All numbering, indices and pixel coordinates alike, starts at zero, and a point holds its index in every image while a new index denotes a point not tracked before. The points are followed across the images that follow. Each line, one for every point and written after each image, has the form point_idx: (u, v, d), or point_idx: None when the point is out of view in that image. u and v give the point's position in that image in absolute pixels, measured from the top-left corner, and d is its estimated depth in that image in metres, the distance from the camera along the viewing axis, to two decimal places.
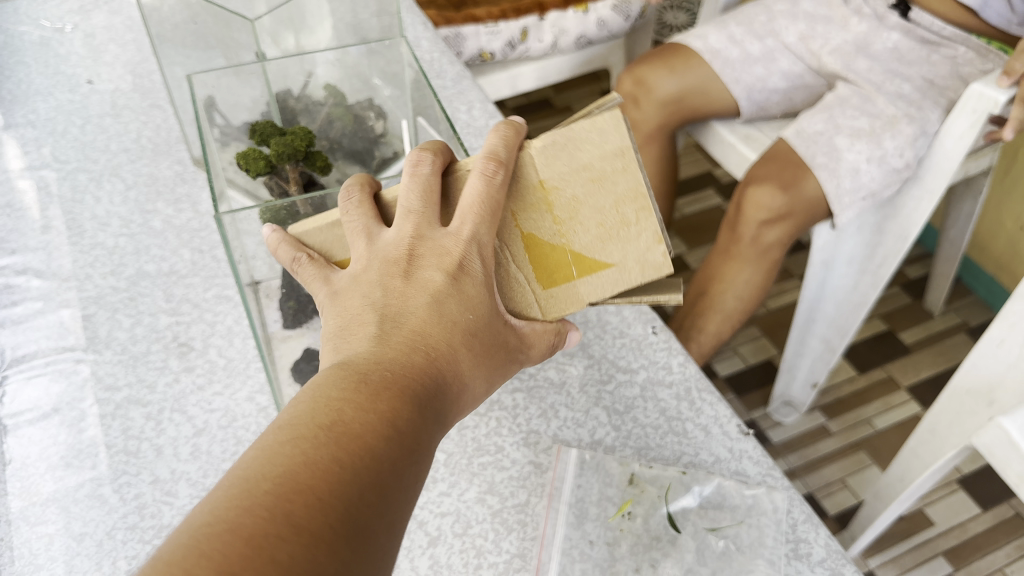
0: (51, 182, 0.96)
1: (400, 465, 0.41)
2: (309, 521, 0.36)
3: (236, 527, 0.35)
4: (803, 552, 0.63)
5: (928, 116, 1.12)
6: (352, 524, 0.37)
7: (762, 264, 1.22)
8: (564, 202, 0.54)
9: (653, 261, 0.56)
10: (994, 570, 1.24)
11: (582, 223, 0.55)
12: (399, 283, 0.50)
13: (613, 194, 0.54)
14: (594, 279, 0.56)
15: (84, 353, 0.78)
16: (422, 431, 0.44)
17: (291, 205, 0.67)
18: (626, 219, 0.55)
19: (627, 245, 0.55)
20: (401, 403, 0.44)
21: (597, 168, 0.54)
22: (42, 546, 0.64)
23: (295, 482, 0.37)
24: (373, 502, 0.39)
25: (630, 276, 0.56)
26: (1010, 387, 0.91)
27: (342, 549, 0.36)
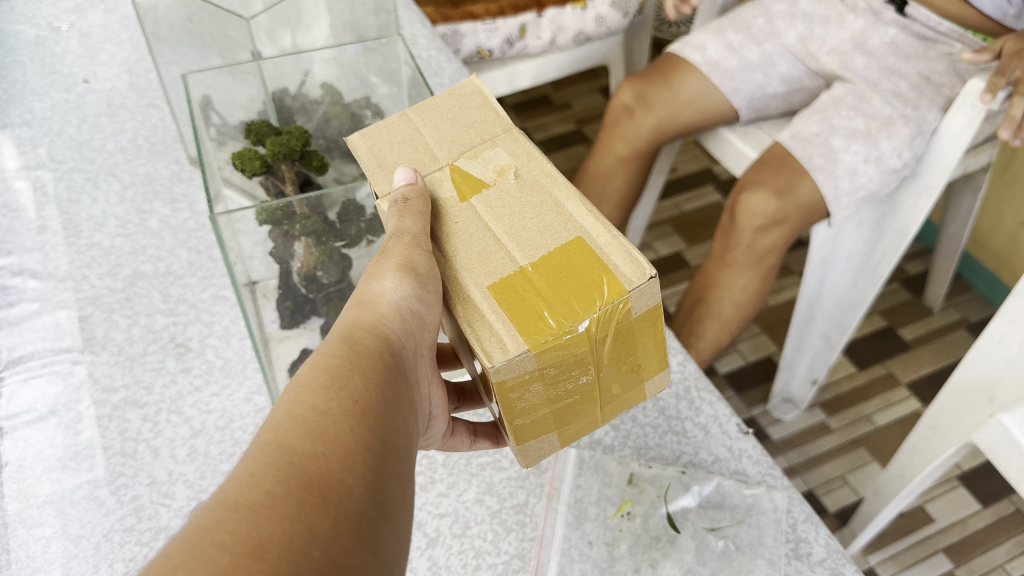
0: (47, 182, 0.95)
1: (323, 405, 0.41)
2: (242, 494, 0.35)
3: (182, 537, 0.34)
4: (803, 552, 0.63)
5: (924, 115, 1.11)
6: (288, 474, 0.36)
7: (759, 270, 1.21)
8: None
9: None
10: (994, 566, 1.24)
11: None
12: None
13: None
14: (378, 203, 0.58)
15: (81, 354, 0.78)
16: (355, 385, 0.43)
17: (287, 206, 0.68)
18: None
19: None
20: (332, 374, 0.43)
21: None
22: (39, 548, 0.64)
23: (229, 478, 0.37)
24: (311, 452, 0.38)
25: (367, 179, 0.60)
26: (1010, 383, 0.90)
27: (289, 500, 0.35)
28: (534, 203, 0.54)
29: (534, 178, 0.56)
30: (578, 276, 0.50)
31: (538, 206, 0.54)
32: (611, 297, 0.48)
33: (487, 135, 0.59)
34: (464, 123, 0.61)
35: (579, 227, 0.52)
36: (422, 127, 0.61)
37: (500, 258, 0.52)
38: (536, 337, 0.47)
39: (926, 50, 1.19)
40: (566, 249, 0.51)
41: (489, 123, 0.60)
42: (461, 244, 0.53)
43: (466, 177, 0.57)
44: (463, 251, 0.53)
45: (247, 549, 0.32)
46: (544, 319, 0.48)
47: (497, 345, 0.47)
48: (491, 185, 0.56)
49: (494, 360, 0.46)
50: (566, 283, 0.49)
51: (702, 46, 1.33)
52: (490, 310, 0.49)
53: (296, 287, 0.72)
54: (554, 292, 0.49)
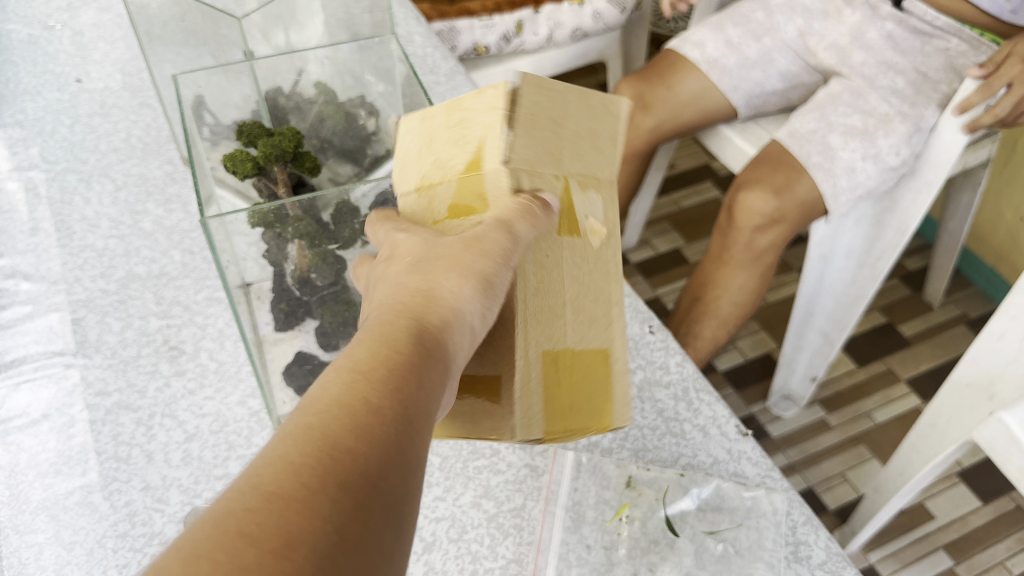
0: (40, 183, 0.95)
1: (374, 401, 0.39)
2: (280, 484, 0.34)
3: (211, 516, 0.33)
4: (802, 555, 0.62)
5: (922, 112, 1.11)
6: (328, 469, 0.35)
7: (757, 268, 1.21)
8: (433, 165, 0.54)
9: (495, 96, 0.51)
10: (994, 563, 1.23)
11: (440, 163, 0.54)
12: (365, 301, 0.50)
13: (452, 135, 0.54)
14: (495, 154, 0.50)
15: (74, 357, 0.77)
16: (402, 376, 0.41)
17: (280, 207, 0.66)
18: (455, 119, 0.53)
19: (474, 116, 0.52)
20: (382, 362, 0.41)
21: (422, 132, 0.56)
22: (32, 555, 0.63)
23: (267, 459, 0.36)
24: (353, 446, 0.37)
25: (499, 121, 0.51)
26: (1011, 381, 0.90)
27: (324, 496, 0.34)
28: (596, 290, 0.56)
29: (604, 257, 0.57)
30: (589, 393, 0.56)
31: (596, 291, 0.56)
32: (600, 430, 0.57)
33: (599, 170, 0.56)
34: (594, 141, 0.55)
35: (609, 338, 0.56)
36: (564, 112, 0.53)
37: (561, 324, 0.53)
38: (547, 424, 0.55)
39: (923, 45, 1.18)
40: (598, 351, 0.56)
41: (607, 156, 0.56)
42: (540, 288, 0.53)
43: (569, 208, 0.54)
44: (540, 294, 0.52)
45: (275, 545, 0.32)
46: (564, 419, 0.55)
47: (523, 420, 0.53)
48: (581, 237, 0.55)
49: (513, 434, 0.53)
50: (584, 390, 0.56)
51: (701, 42, 1.33)
52: (535, 382, 0.53)
53: (289, 289, 0.71)
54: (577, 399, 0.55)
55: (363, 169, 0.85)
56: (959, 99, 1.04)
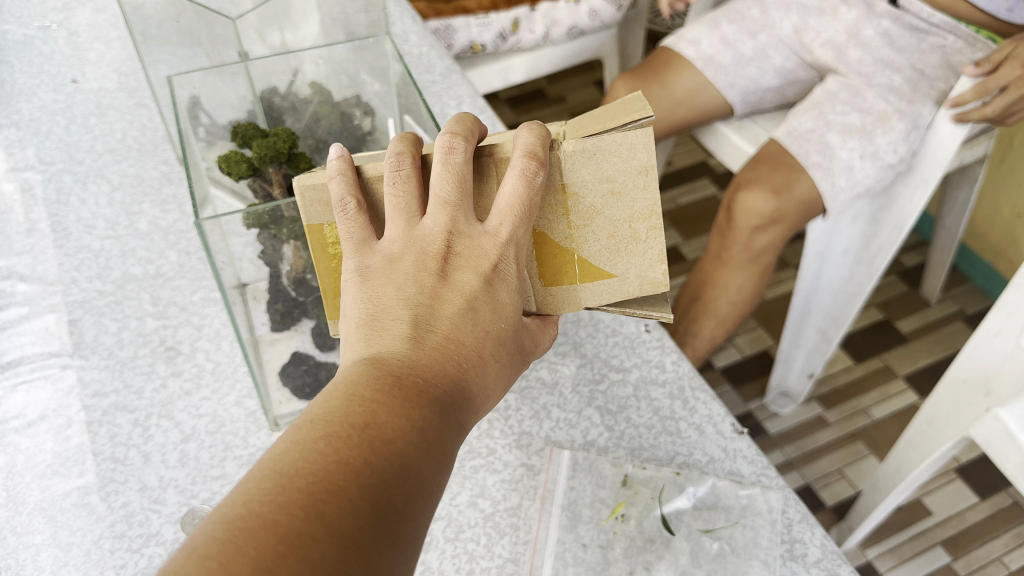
0: (36, 184, 0.95)
1: (428, 475, 0.40)
2: (341, 523, 0.35)
3: (267, 521, 0.34)
4: (798, 553, 0.62)
5: (919, 110, 1.11)
6: (381, 529, 0.37)
7: (756, 268, 1.21)
8: (583, 209, 0.54)
9: (649, 278, 0.57)
10: (992, 558, 1.23)
11: (589, 220, 0.54)
12: (433, 283, 0.47)
13: (630, 210, 0.54)
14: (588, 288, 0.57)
15: (71, 358, 0.77)
16: (448, 440, 0.42)
17: (276, 208, 0.65)
18: (631, 232, 0.55)
19: (630, 259, 0.56)
20: (433, 412, 0.42)
21: (620, 181, 0.53)
22: (30, 556, 0.63)
23: (330, 481, 0.37)
24: (402, 510, 0.38)
25: (619, 289, 0.57)
26: (1008, 377, 0.90)
27: (371, 555, 0.35)
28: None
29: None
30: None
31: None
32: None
33: None
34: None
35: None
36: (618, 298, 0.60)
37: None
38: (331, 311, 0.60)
39: (919, 42, 1.18)
40: None
41: None
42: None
43: None
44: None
45: None
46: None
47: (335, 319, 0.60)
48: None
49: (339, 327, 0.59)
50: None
51: (696, 40, 1.33)
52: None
53: (285, 290, 0.71)
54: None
55: None
56: (954, 94, 1.04)
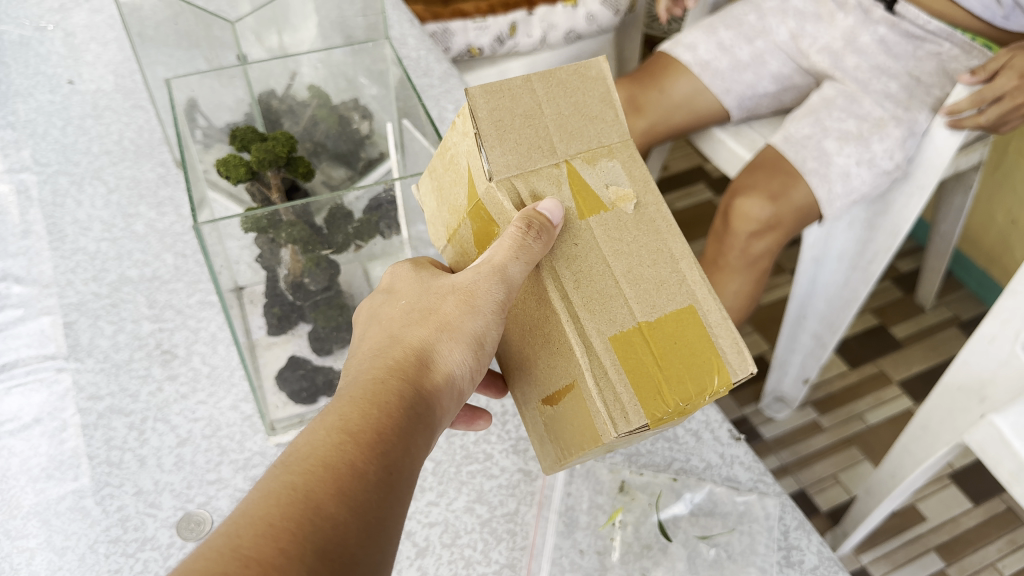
0: (32, 185, 0.94)
1: (358, 464, 0.41)
2: (258, 550, 0.36)
3: (187, 574, 0.35)
4: (794, 560, 0.63)
5: (915, 116, 1.12)
6: (308, 538, 0.37)
7: (752, 274, 1.21)
8: (455, 216, 0.56)
9: (466, 118, 0.51)
10: (985, 564, 1.24)
11: (456, 205, 0.55)
12: (359, 330, 0.53)
13: (450, 167, 0.56)
14: (481, 181, 0.51)
15: (66, 361, 0.77)
16: (378, 427, 0.43)
17: (274, 213, 0.65)
18: (452, 161, 0.55)
19: (463, 146, 0.53)
20: (354, 411, 0.44)
21: (446, 196, 0.57)
22: (24, 560, 0.63)
23: (248, 516, 0.37)
24: (335, 512, 0.38)
25: (474, 142, 0.51)
26: (1002, 383, 0.90)
27: (298, 566, 0.35)
28: (651, 248, 0.52)
29: (649, 217, 0.53)
30: (689, 351, 0.50)
31: (655, 253, 0.52)
32: (721, 385, 0.49)
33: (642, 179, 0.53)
34: (585, 115, 0.53)
35: (692, 294, 0.51)
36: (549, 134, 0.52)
37: (618, 305, 0.50)
38: (653, 410, 0.48)
39: (915, 49, 1.18)
40: (680, 315, 0.50)
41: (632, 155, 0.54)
42: (580, 279, 0.50)
43: (583, 191, 0.52)
44: (578, 288, 0.50)
45: None
46: (665, 396, 0.48)
47: (619, 411, 0.47)
48: (609, 210, 0.52)
49: (618, 429, 0.47)
50: (679, 359, 0.49)
51: (693, 45, 1.33)
52: (612, 370, 0.48)
53: (282, 294, 0.71)
54: (672, 375, 0.49)
55: (357, 173, 0.86)
56: (949, 102, 1.06)
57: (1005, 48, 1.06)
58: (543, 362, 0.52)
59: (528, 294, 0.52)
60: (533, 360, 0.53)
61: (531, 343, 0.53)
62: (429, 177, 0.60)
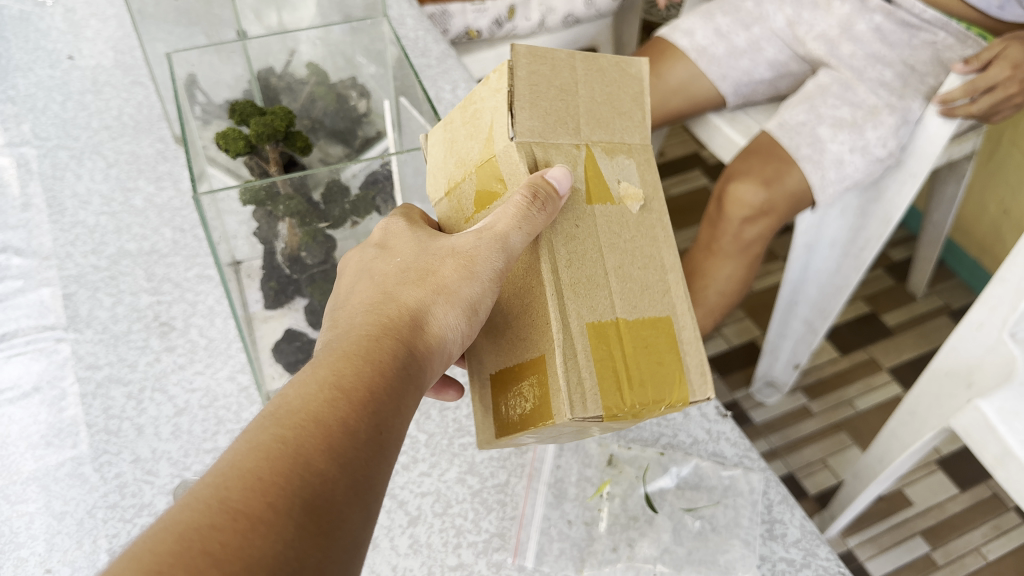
0: (32, 159, 0.95)
1: (348, 421, 0.42)
2: (246, 502, 0.36)
3: (175, 523, 0.35)
4: (778, 533, 0.64)
5: (909, 105, 1.13)
6: (297, 493, 0.38)
7: (745, 259, 1.23)
8: (462, 168, 0.55)
9: (500, 75, 0.52)
10: (970, 549, 1.26)
11: (464, 161, 0.55)
12: (349, 282, 0.54)
13: (468, 119, 0.56)
14: (503, 141, 0.51)
15: (65, 332, 0.78)
16: (370, 385, 0.44)
17: (272, 185, 0.66)
18: (473, 114, 0.55)
19: (488, 103, 0.53)
20: (347, 367, 0.45)
21: (454, 151, 0.57)
22: (23, 523, 0.64)
23: (236, 467, 0.38)
24: (324, 469, 0.39)
25: (505, 98, 0.51)
26: (989, 369, 0.92)
27: (287, 520, 0.37)
28: (644, 251, 0.53)
29: (650, 223, 0.54)
30: (657, 358, 0.50)
31: (647, 258, 0.53)
32: (677, 402, 0.50)
33: (650, 181, 0.55)
34: (615, 108, 0.55)
35: (671, 305, 0.52)
36: (578, 114, 0.53)
37: (603, 293, 0.50)
38: (609, 404, 0.48)
39: (910, 38, 1.19)
40: (655, 321, 0.51)
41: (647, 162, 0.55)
42: (573, 259, 0.50)
43: (597, 174, 0.53)
44: (569, 267, 0.50)
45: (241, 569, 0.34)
46: (624, 393, 0.48)
47: (579, 395, 0.47)
48: (615, 204, 0.53)
49: (575, 411, 0.46)
50: (646, 361, 0.50)
51: (690, 30, 1.33)
52: (582, 354, 0.48)
53: (279, 267, 0.72)
54: (638, 373, 0.49)
55: (353, 151, 0.87)
56: (943, 91, 1.06)
57: (998, 40, 1.08)
58: (515, 340, 0.52)
59: (521, 270, 0.52)
60: (505, 338, 0.53)
61: (510, 320, 0.53)
62: (438, 127, 0.60)
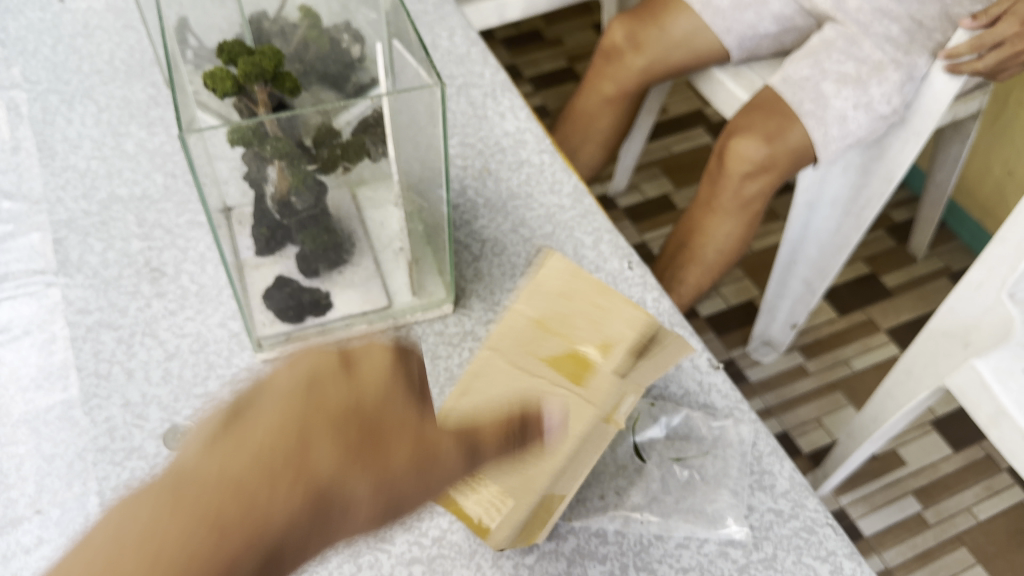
0: (22, 103, 0.94)
1: (356, 423, 0.41)
2: (241, 475, 0.37)
3: (162, 485, 0.36)
4: (766, 484, 0.65)
5: (915, 61, 1.10)
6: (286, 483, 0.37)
7: (744, 216, 1.22)
8: (563, 327, 0.59)
9: (634, 321, 0.57)
10: (961, 509, 1.26)
11: (568, 327, 0.58)
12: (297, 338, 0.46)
13: (588, 301, 0.59)
14: (612, 368, 0.57)
15: (55, 277, 0.77)
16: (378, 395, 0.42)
17: (260, 125, 0.60)
18: (600, 306, 0.58)
19: (615, 323, 0.58)
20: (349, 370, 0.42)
21: (568, 292, 0.59)
22: (15, 466, 0.65)
23: (241, 442, 0.38)
24: (321, 464, 0.39)
25: (630, 339, 0.57)
26: (986, 330, 0.91)
27: (275, 517, 0.37)
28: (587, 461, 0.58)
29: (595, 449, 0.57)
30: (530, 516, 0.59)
31: (588, 456, 0.58)
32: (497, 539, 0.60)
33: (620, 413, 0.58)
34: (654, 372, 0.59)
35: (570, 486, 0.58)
36: (638, 380, 0.58)
37: (565, 473, 0.57)
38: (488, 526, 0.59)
39: None
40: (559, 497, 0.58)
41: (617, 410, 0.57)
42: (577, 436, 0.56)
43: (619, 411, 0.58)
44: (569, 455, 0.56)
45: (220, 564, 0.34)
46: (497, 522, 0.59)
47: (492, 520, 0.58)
48: (608, 423, 0.57)
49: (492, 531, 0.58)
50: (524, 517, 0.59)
51: None
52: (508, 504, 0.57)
53: (270, 212, 0.67)
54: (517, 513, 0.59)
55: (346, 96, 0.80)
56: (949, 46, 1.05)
57: None
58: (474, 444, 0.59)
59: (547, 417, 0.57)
60: None
61: None
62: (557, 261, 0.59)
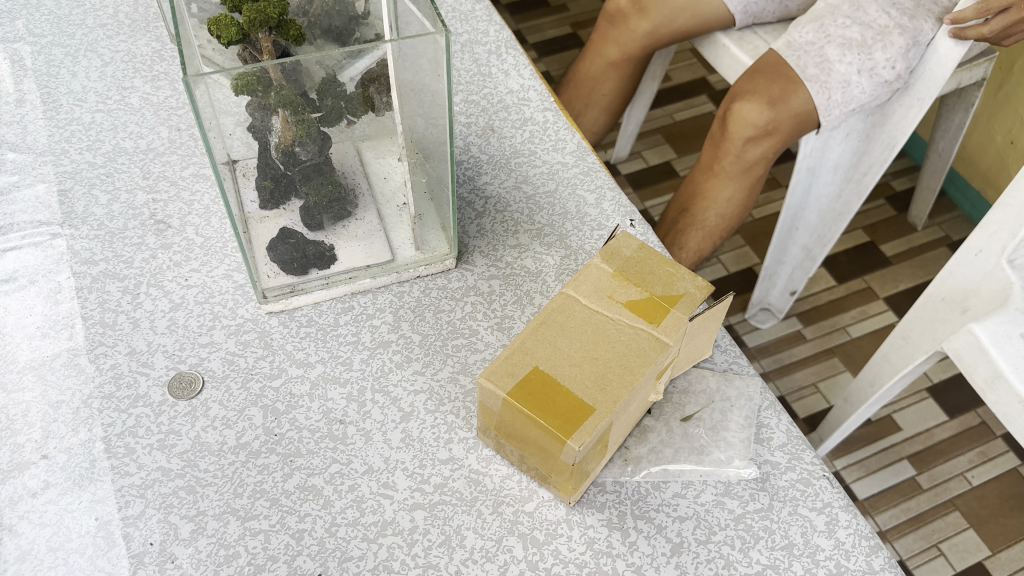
0: (26, 56, 0.93)
1: None
2: None
3: None
4: (764, 436, 0.68)
5: (920, 26, 1.10)
6: None
7: (746, 181, 1.22)
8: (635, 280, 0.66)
9: (694, 285, 0.66)
10: (955, 474, 1.28)
11: (641, 279, 0.66)
12: None
13: (655, 264, 0.67)
14: (685, 310, 0.64)
15: (61, 228, 0.78)
16: None
17: (264, 71, 0.60)
18: (668, 271, 0.67)
19: (682, 283, 0.66)
20: None
21: (637, 257, 0.68)
22: (21, 411, 0.66)
23: None
24: None
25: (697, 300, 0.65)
26: (984, 295, 0.93)
27: None
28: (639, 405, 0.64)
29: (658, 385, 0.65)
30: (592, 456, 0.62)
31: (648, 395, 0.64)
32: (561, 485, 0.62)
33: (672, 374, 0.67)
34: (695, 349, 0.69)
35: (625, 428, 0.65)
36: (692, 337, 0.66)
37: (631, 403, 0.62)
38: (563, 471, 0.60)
39: None
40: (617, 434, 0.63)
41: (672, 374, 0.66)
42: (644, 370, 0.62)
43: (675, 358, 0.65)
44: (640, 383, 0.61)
45: None
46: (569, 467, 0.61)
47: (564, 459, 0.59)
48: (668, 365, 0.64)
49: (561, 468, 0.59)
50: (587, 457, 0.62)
51: None
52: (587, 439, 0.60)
53: (274, 163, 0.66)
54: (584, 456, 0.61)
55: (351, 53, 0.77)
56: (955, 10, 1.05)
57: None
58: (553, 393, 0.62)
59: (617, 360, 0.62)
60: None
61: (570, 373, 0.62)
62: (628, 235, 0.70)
